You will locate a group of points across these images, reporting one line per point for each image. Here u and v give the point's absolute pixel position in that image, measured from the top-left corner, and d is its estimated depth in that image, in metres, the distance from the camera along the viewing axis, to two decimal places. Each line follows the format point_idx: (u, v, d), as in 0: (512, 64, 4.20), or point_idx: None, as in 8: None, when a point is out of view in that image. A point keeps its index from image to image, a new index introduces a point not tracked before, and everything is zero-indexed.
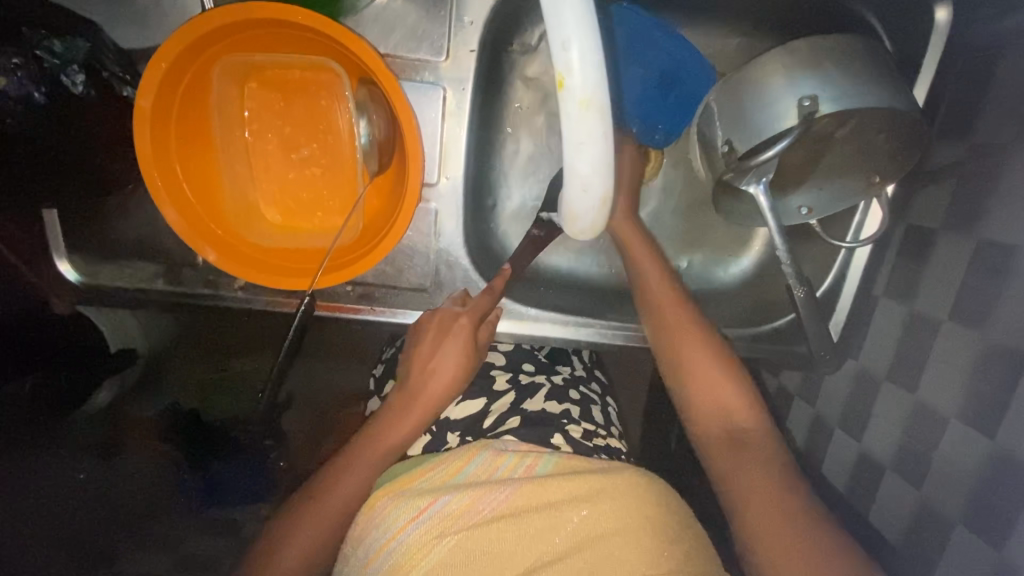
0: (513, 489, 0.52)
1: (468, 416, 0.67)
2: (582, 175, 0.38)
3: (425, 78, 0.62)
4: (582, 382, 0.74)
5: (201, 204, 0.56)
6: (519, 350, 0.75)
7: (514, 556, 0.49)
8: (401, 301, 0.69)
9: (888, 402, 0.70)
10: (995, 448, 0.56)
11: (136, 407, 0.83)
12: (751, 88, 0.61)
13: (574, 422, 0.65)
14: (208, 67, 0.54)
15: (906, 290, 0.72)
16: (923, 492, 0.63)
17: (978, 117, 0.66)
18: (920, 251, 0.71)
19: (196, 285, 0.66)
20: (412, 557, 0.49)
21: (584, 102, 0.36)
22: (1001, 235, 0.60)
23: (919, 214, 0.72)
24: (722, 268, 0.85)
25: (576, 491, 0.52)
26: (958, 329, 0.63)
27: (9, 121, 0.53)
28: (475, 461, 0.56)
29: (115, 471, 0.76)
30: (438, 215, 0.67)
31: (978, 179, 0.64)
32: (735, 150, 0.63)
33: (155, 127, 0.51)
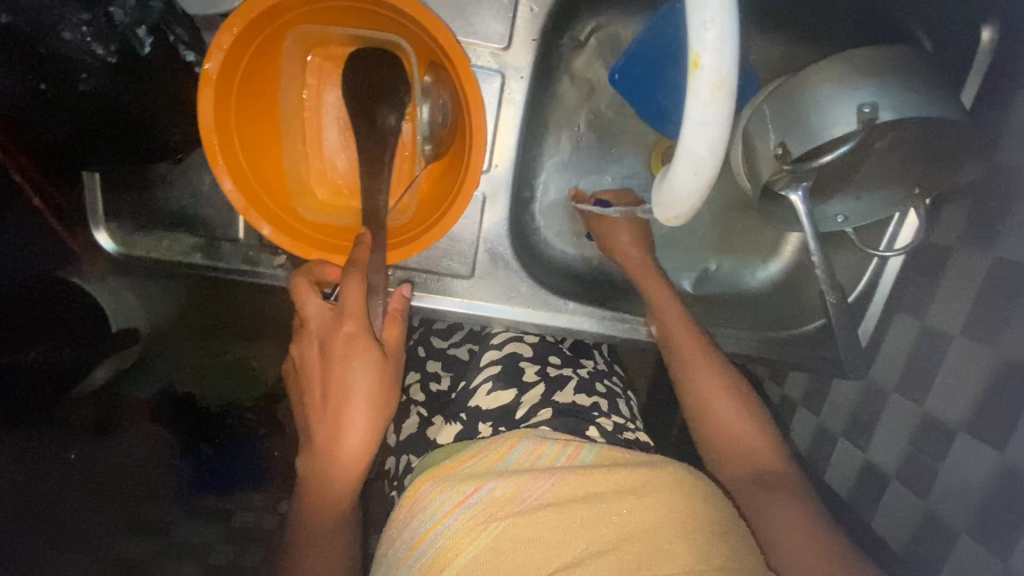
0: (557, 479, 0.55)
1: (501, 404, 0.70)
2: (699, 156, 0.42)
3: (485, 63, 0.62)
4: (606, 376, 0.77)
5: (255, 174, 0.55)
6: (545, 341, 0.77)
7: (560, 545, 0.50)
8: (440, 286, 0.69)
9: (895, 413, 0.72)
10: (1005, 461, 0.58)
11: (131, 388, 0.84)
12: (809, 91, 0.62)
13: (604, 416, 0.70)
14: (277, 35, 0.53)
15: (921, 305, 0.74)
16: (928, 502, 0.65)
17: (999, 139, 0.67)
18: (939, 265, 0.73)
19: (235, 260, 0.65)
20: (458, 541, 0.52)
21: (716, 84, 0.39)
22: (1017, 255, 0.62)
23: (938, 232, 0.74)
24: (749, 272, 0.86)
25: (621, 484, 0.54)
26: (969, 344, 0.65)
27: (81, 76, 0.52)
28: (517, 450, 0.59)
29: (104, 453, 0.75)
30: (485, 202, 0.67)
31: (996, 198, 0.66)
32: (789, 152, 0.63)
33: (219, 91, 0.50)
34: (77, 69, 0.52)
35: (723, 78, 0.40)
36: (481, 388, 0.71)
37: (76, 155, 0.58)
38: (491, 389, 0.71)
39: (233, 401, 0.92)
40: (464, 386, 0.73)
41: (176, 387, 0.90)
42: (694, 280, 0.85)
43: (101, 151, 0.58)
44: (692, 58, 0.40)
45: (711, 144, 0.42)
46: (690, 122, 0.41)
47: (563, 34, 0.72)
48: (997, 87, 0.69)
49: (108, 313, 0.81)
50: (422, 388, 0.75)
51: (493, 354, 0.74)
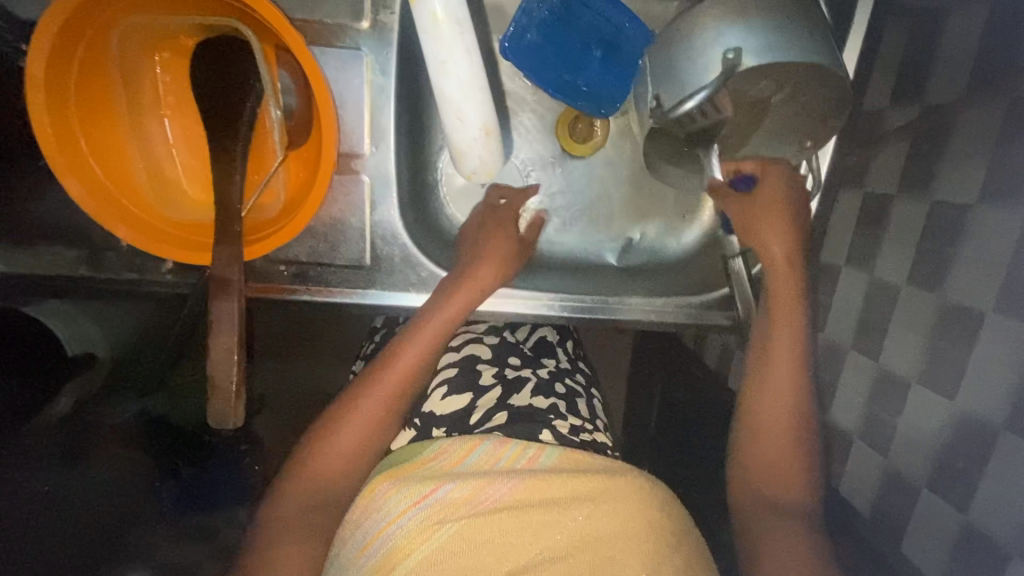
0: (515, 482, 0.55)
1: (455, 410, 0.72)
2: (456, 104, 0.56)
3: (346, 45, 0.60)
4: (567, 375, 0.80)
5: (111, 179, 0.54)
6: (504, 342, 0.80)
7: (512, 548, 0.51)
8: (337, 280, 0.67)
9: (853, 370, 0.70)
10: (956, 409, 0.56)
11: (104, 413, 0.64)
12: (681, 38, 0.59)
13: (560, 418, 0.71)
14: (111, 33, 0.51)
15: (865, 258, 0.71)
16: (890, 459, 0.62)
17: (928, 77, 0.65)
18: (877, 215, 0.70)
19: (121, 270, 0.65)
20: (411, 541, 0.51)
21: (435, 16, 0.52)
22: (952, 197, 0.60)
23: (874, 179, 0.72)
24: (673, 237, 0.84)
25: (578, 490, 0.56)
26: (917, 292, 0.62)
27: None
28: (477, 452, 0.59)
29: (79, 485, 0.58)
30: (370, 188, 0.65)
31: (930, 137, 0.64)
32: (663, 104, 0.61)
33: (52, 96, 0.49)
34: None
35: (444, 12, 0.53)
36: (435, 393, 0.74)
37: None
38: (444, 395, 0.73)
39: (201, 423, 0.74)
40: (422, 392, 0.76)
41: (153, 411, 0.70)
42: (618, 252, 0.83)
43: None
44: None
45: (456, 82, 0.55)
46: (432, 63, 0.55)
47: None
48: (916, 25, 0.67)
49: (61, 339, 0.63)
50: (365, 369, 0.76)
51: (451, 356, 0.77)
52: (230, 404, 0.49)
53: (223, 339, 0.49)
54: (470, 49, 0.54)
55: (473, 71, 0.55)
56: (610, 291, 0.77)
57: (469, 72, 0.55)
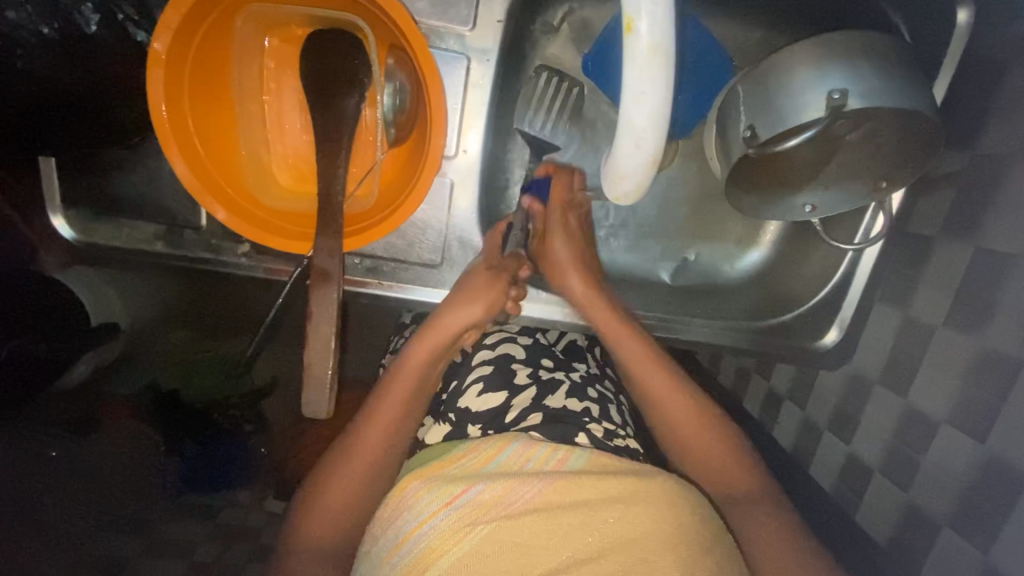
0: (546, 484, 0.52)
1: (490, 408, 0.68)
2: (639, 127, 0.43)
3: (450, 46, 0.62)
4: (598, 381, 0.77)
5: (212, 159, 0.54)
6: (537, 345, 0.77)
7: (546, 551, 0.49)
8: (410, 276, 0.68)
9: (881, 405, 0.72)
10: (984, 453, 0.57)
11: (113, 385, 0.82)
12: (778, 75, 0.60)
13: (595, 421, 0.67)
14: (228, 17, 0.51)
15: (904, 296, 0.73)
16: (911, 494, 0.64)
17: (982, 123, 0.65)
18: (919, 255, 0.72)
19: (197, 249, 0.64)
20: (443, 542, 0.49)
21: (652, 48, 0.40)
22: (998, 245, 0.61)
23: (918, 222, 0.73)
24: (728, 263, 0.85)
25: (611, 490, 0.52)
26: (955, 334, 0.64)
27: (18, 51, 0.50)
28: (507, 452, 0.56)
29: (82, 451, 0.71)
30: (453, 188, 0.66)
31: (976, 187, 0.65)
32: (757, 135, 0.62)
33: (169, 73, 0.49)
34: (13, 45, 0.50)
35: (658, 43, 0.41)
36: (471, 389, 0.71)
37: (24, 132, 0.55)
38: (481, 392, 0.70)
39: (217, 399, 0.88)
40: (456, 387, 0.73)
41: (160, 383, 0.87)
42: (672, 270, 0.84)
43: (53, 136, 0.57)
44: (626, 23, 0.40)
45: (650, 113, 0.42)
46: (628, 92, 0.42)
47: (533, 18, 0.71)
48: (972, 77, 0.67)
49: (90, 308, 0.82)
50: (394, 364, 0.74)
51: (485, 354, 0.75)
52: (323, 396, 0.49)
53: (323, 329, 0.50)
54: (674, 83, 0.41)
55: (668, 105, 0.43)
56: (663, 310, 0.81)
57: (666, 112, 0.42)
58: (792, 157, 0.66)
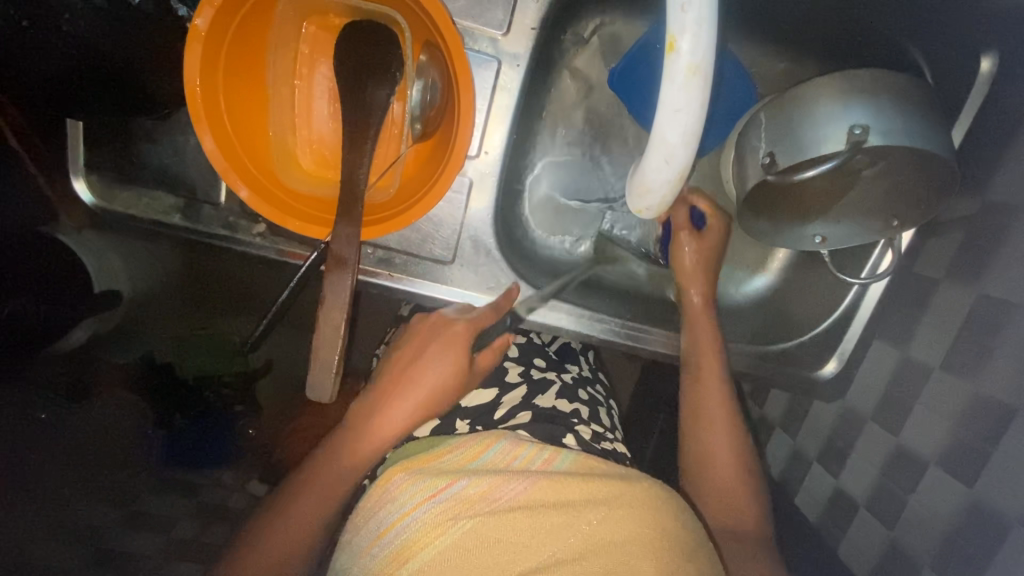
0: (532, 482, 0.52)
1: (481, 403, 0.70)
2: (672, 144, 0.45)
3: (484, 49, 0.63)
4: (589, 383, 0.79)
5: (238, 136, 0.54)
6: (531, 343, 0.79)
7: (526, 548, 0.48)
8: (418, 270, 0.69)
9: (869, 442, 0.72)
10: (970, 497, 0.58)
11: (110, 352, 0.83)
12: (798, 108, 0.61)
13: (584, 423, 0.68)
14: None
15: (902, 335, 0.73)
16: (894, 533, 0.65)
17: (992, 173, 0.67)
18: (921, 296, 0.72)
19: (213, 225, 0.64)
20: (425, 535, 0.49)
21: (693, 66, 0.42)
22: (1001, 292, 0.62)
23: (925, 263, 0.74)
24: (735, 285, 0.86)
25: (595, 493, 0.52)
26: (951, 378, 0.64)
27: (65, 16, 0.52)
28: (493, 449, 0.56)
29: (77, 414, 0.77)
30: (471, 188, 0.67)
31: (984, 234, 0.66)
32: (776, 162, 0.63)
33: (207, 50, 0.49)
34: (62, 9, 0.52)
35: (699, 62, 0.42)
36: None
37: (60, 96, 0.57)
38: (472, 387, 0.72)
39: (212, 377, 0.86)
40: None
41: (156, 357, 0.85)
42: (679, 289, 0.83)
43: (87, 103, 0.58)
44: (670, 41, 0.42)
45: (683, 132, 0.44)
46: (664, 106, 0.43)
47: (565, 29, 0.72)
48: (993, 123, 0.68)
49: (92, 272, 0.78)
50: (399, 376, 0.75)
51: None
52: (326, 385, 0.51)
53: (334, 315, 0.51)
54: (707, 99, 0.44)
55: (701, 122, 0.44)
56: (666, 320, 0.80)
57: (696, 130, 0.44)
58: (806, 189, 0.67)
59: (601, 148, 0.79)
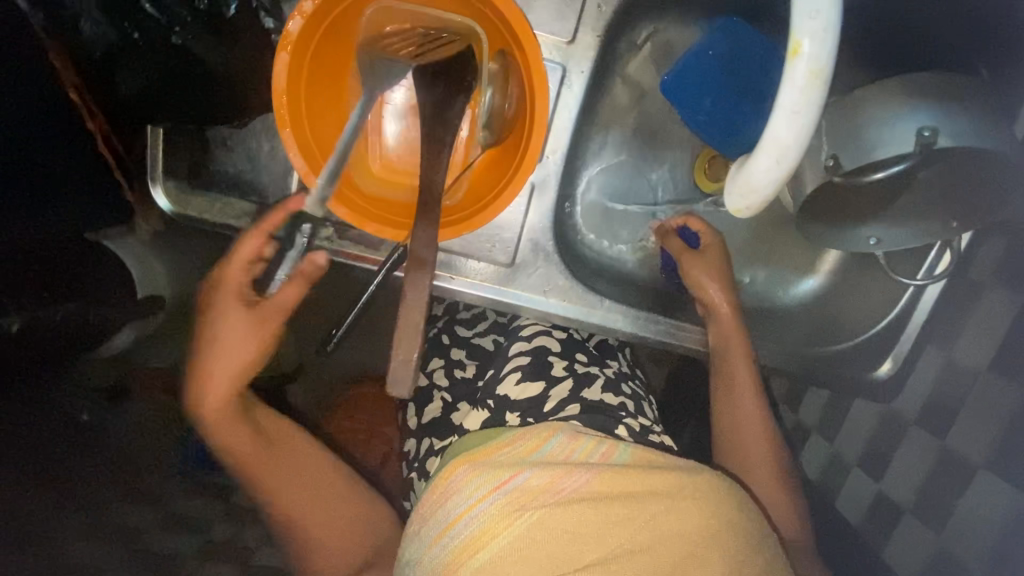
0: (593, 474, 0.53)
1: (529, 396, 0.72)
2: (783, 142, 0.46)
3: (549, 57, 0.65)
4: (629, 379, 0.80)
5: (317, 141, 0.56)
6: (572, 339, 0.80)
7: (595, 539, 0.49)
8: (478, 272, 0.70)
9: (915, 446, 0.73)
10: (1023, 501, 0.59)
11: (144, 357, 0.87)
12: (867, 110, 0.62)
13: (631, 416, 0.71)
14: (354, 9, 0.55)
15: (949, 337, 0.74)
16: (941, 537, 0.66)
17: None
18: (967, 300, 0.73)
19: (283, 228, 0.66)
20: (493, 526, 0.50)
21: (812, 72, 0.44)
22: None
23: (972, 267, 0.74)
24: (784, 289, 0.85)
25: (657, 485, 0.53)
26: (1002, 382, 0.65)
27: (176, 28, 0.58)
28: (551, 442, 0.58)
29: (107, 418, 0.79)
30: (533, 191, 0.68)
31: None
32: (840, 165, 0.63)
33: (294, 58, 0.51)
34: (172, 22, 0.58)
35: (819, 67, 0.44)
36: (509, 377, 0.74)
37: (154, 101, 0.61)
38: (519, 380, 0.74)
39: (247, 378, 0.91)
40: (493, 375, 0.76)
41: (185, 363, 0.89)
42: None
43: (181, 107, 0.62)
44: (794, 46, 0.44)
45: (799, 134, 0.45)
46: (782, 108, 0.45)
47: (621, 37, 0.74)
48: None
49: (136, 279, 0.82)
50: (446, 374, 0.79)
51: (521, 345, 0.78)
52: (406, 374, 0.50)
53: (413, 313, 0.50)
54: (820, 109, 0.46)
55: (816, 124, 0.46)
56: None
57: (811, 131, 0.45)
58: (861, 192, 0.68)
59: (651, 150, 0.80)
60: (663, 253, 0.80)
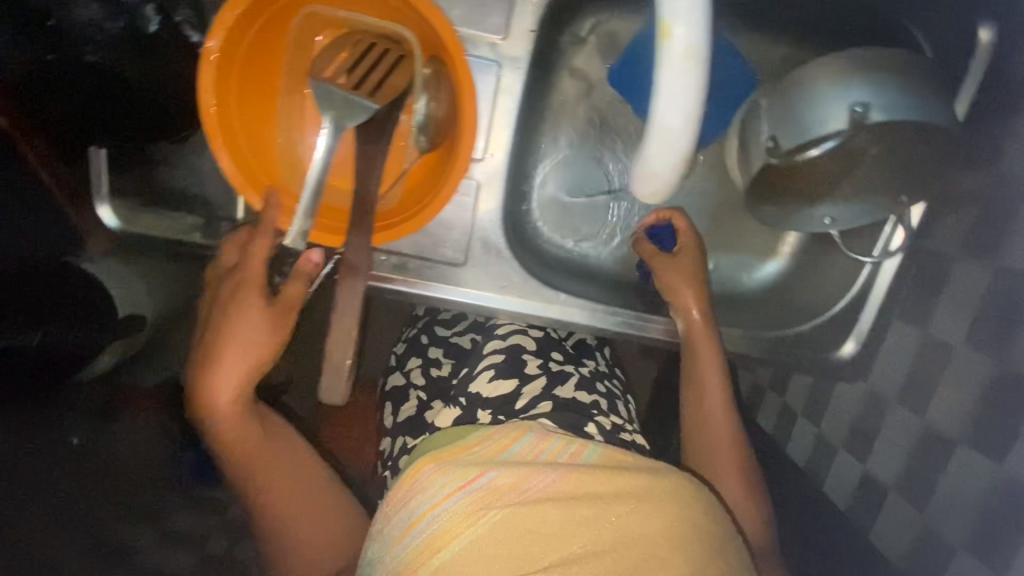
0: (560, 474, 0.52)
1: (501, 394, 0.71)
2: (671, 123, 0.48)
3: (483, 54, 0.65)
4: (606, 377, 0.79)
5: (252, 151, 0.57)
6: (549, 337, 0.79)
7: (556, 538, 0.46)
8: (433, 274, 0.70)
9: (895, 424, 0.71)
10: (1003, 472, 0.58)
11: (138, 377, 0.75)
12: (802, 89, 0.62)
13: (603, 414, 0.70)
14: (280, 19, 0.55)
15: (920, 314, 0.73)
16: (927, 514, 0.64)
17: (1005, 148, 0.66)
18: (939, 273, 0.72)
19: (234, 241, 0.66)
20: (455, 524, 0.48)
21: (685, 51, 0.46)
22: (1020, 264, 0.62)
23: (938, 240, 0.73)
24: (746, 273, 0.86)
25: (625, 486, 0.51)
26: (975, 355, 0.64)
27: (89, 47, 0.57)
28: (520, 443, 0.57)
29: (105, 442, 0.66)
30: (479, 190, 0.68)
31: (997, 208, 0.65)
32: (779, 145, 0.64)
33: (220, 70, 0.52)
34: (85, 41, 0.57)
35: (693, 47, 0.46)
36: (482, 375, 0.73)
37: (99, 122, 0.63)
38: (492, 377, 0.72)
39: None
40: (466, 373, 0.75)
41: None
42: None
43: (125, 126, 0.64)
44: (664, 28, 0.46)
45: (681, 113, 0.47)
46: (661, 89, 0.47)
47: (562, 30, 0.74)
48: (998, 93, 0.68)
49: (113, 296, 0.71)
50: (422, 372, 0.77)
51: (495, 344, 0.76)
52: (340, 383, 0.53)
53: (346, 322, 0.52)
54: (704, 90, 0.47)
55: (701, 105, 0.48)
56: None
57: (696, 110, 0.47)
58: (818, 170, 0.66)
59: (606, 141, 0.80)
60: (640, 257, 0.79)
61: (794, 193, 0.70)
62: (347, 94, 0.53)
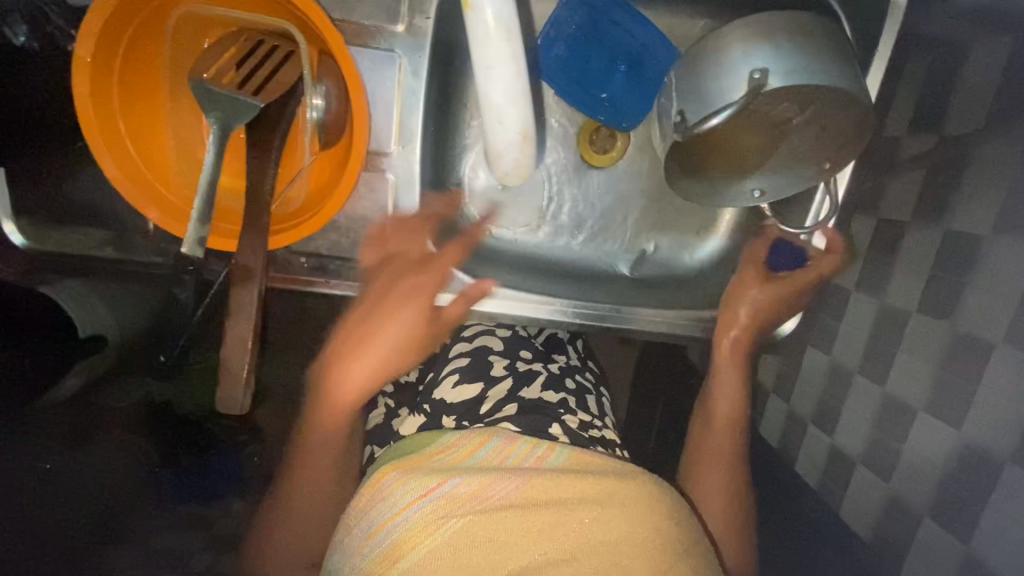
0: (526, 479, 0.49)
1: (467, 399, 0.69)
2: (498, 99, 0.60)
3: (381, 46, 0.63)
4: (577, 372, 0.78)
5: (143, 159, 0.56)
6: (517, 336, 0.77)
7: (518, 548, 0.44)
8: (356, 274, 0.69)
9: (860, 396, 0.67)
10: (963, 439, 0.54)
11: (108, 397, 0.67)
12: (707, 60, 0.62)
13: (570, 412, 0.67)
14: (156, 20, 0.54)
15: (879, 284, 0.68)
16: (892, 486, 0.61)
17: (946, 107, 0.64)
18: (891, 242, 0.67)
19: (148, 253, 0.69)
20: (415, 534, 0.46)
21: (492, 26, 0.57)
22: (967, 227, 0.58)
23: (890, 207, 0.69)
24: (687, 253, 0.85)
25: (590, 491, 0.48)
26: (927, 320, 0.60)
27: None
28: (487, 447, 0.54)
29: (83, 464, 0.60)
30: (394, 186, 0.67)
31: (947, 166, 0.62)
32: (686, 119, 0.63)
33: (95, 79, 0.51)
34: None
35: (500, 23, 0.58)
36: (447, 381, 0.72)
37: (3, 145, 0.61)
38: (456, 382, 0.71)
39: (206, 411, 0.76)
40: (432, 379, 0.74)
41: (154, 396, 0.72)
42: (631, 263, 0.84)
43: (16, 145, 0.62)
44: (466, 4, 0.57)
45: (502, 89, 0.59)
46: (480, 65, 0.59)
47: None
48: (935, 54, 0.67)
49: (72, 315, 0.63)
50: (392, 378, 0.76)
51: (462, 347, 0.75)
52: (238, 390, 0.55)
53: (241, 326, 0.54)
54: (515, 56, 0.59)
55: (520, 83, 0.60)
56: (620, 300, 0.79)
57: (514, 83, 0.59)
58: (739, 138, 0.66)
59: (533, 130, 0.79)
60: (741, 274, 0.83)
61: (722, 167, 0.69)
62: (231, 93, 0.53)
